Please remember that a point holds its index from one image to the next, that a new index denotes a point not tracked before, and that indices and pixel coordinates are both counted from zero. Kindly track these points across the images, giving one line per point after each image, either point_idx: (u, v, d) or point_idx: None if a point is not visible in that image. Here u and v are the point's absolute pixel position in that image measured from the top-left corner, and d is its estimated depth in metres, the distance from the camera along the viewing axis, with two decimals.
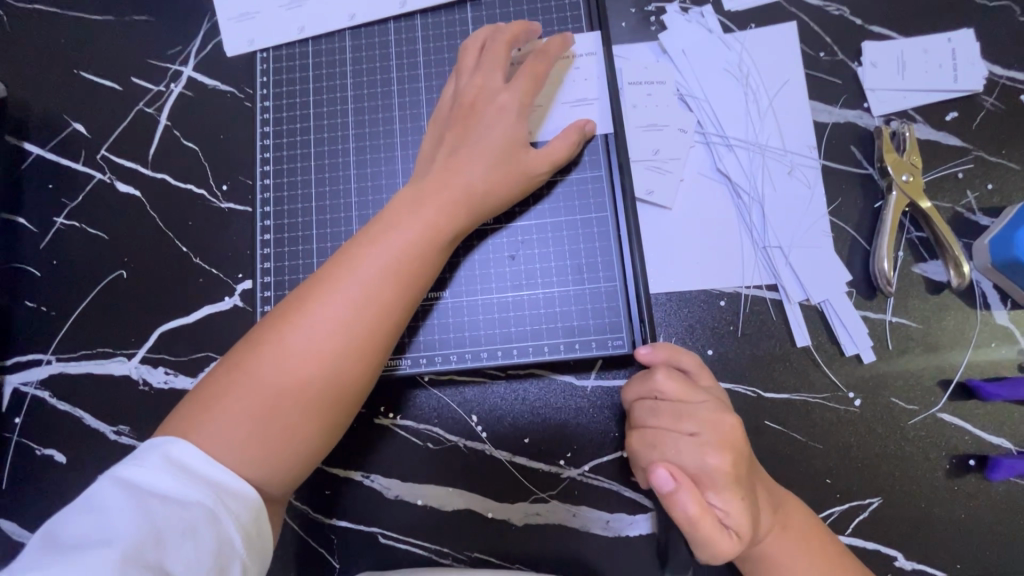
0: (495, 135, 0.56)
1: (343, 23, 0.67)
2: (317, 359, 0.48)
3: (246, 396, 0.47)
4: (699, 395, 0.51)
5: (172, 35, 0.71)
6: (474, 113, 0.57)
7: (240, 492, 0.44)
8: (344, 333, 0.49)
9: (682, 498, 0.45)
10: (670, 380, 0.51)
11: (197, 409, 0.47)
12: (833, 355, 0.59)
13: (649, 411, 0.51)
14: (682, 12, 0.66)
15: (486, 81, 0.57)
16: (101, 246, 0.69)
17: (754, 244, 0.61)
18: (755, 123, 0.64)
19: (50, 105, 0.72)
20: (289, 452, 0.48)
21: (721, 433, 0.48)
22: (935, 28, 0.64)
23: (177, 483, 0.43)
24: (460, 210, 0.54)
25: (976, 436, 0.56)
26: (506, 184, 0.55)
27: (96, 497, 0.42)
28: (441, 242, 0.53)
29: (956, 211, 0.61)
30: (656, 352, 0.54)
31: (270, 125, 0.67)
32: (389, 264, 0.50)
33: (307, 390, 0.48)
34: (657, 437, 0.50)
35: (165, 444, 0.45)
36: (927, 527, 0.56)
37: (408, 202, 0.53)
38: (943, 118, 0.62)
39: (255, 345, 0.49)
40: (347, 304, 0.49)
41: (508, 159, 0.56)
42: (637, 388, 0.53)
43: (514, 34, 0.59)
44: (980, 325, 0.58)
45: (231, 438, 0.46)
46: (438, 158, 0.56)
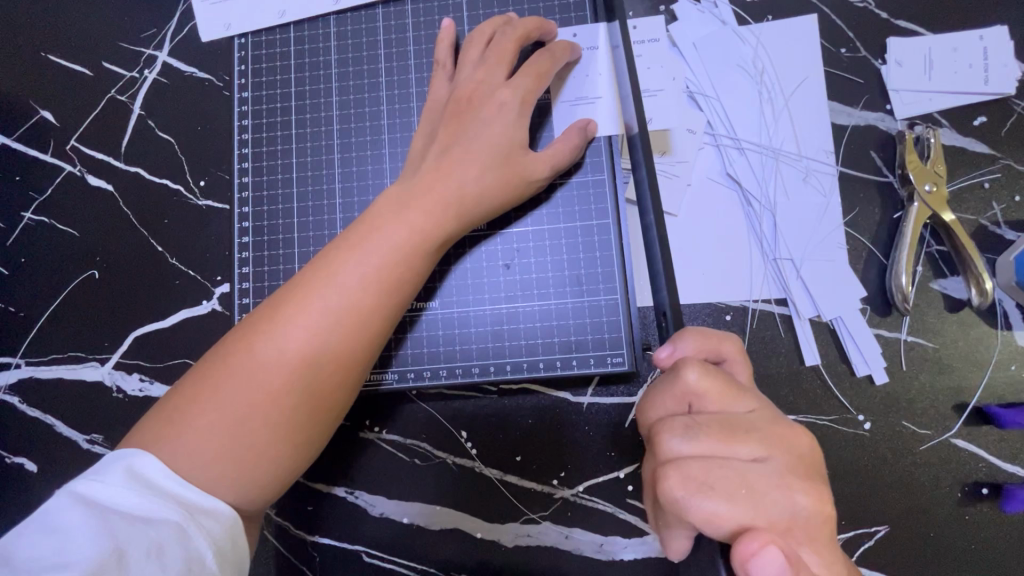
0: (492, 134, 0.51)
1: (328, 7, 0.62)
2: (291, 372, 0.44)
3: (215, 414, 0.43)
4: (744, 400, 0.39)
5: (145, 17, 0.66)
6: (471, 110, 0.52)
7: (213, 509, 0.42)
8: (321, 348, 0.45)
9: (766, 560, 0.33)
10: (707, 378, 0.39)
11: (164, 424, 0.43)
12: (844, 375, 0.56)
13: (686, 432, 0.37)
14: (693, 2, 0.61)
15: (487, 78, 0.53)
16: (72, 244, 0.65)
17: (764, 255, 0.58)
18: (768, 125, 0.59)
19: (16, 91, 0.67)
20: (259, 475, 0.44)
21: (788, 450, 0.38)
22: (966, 25, 0.59)
23: (143, 500, 0.39)
24: (449, 213, 0.50)
25: (991, 463, 0.54)
26: (501, 189, 0.51)
27: (53, 514, 0.39)
28: (427, 248, 0.49)
29: (980, 224, 0.57)
30: (686, 343, 0.41)
31: (250, 118, 0.63)
32: (371, 273, 0.47)
33: (279, 408, 0.44)
34: (719, 479, 0.36)
35: (127, 458, 0.41)
36: (935, 558, 0.53)
37: (394, 203, 0.49)
38: (971, 123, 0.58)
39: (226, 355, 0.45)
40: (325, 314, 0.45)
41: (502, 162, 0.51)
42: (666, 399, 0.40)
43: (521, 35, 0.54)
44: (1001, 346, 0.55)
45: (196, 461, 0.42)
46: (428, 157, 0.52)
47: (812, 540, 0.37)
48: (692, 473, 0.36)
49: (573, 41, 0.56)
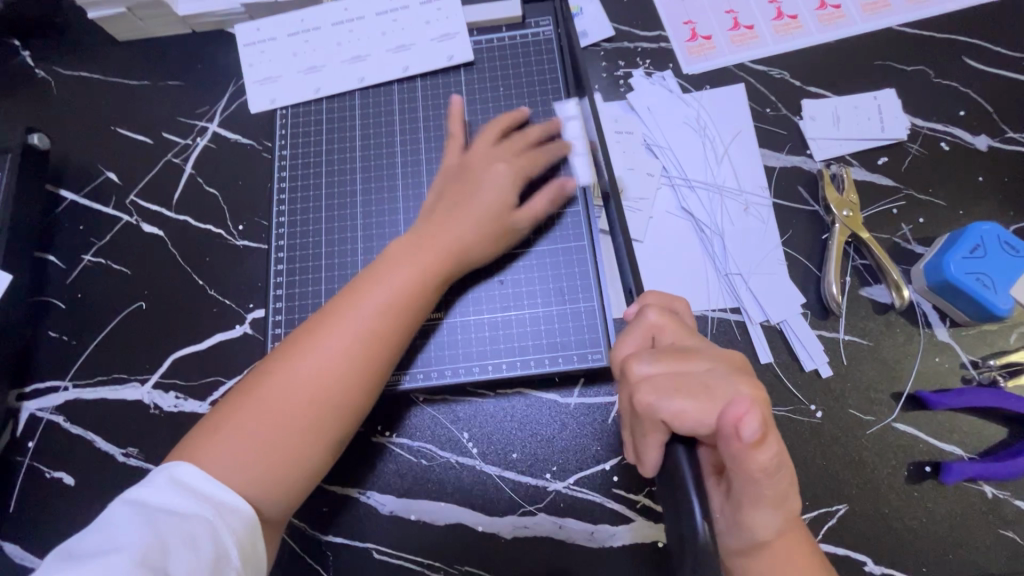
0: (488, 193, 0.64)
1: (354, 85, 0.77)
2: (321, 390, 0.53)
3: (254, 425, 0.51)
4: (696, 337, 0.47)
5: (200, 97, 0.81)
6: (473, 176, 0.65)
7: (239, 511, 0.48)
8: (345, 368, 0.54)
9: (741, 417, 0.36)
10: (663, 316, 0.47)
11: (208, 432, 0.51)
12: (794, 371, 0.64)
13: (649, 356, 0.44)
14: (646, 77, 0.77)
15: (484, 151, 0.67)
16: (124, 280, 0.75)
17: (717, 271, 0.69)
18: (713, 168, 0.72)
19: (87, 157, 0.80)
20: (288, 482, 0.52)
21: (730, 362, 0.44)
22: (862, 89, 0.75)
23: (181, 500, 0.46)
24: (450, 258, 0.61)
25: (930, 444, 0.61)
26: (493, 239, 0.63)
27: (107, 517, 0.46)
28: (433, 288, 0.59)
29: (893, 241, 0.68)
30: (648, 298, 0.51)
31: (286, 172, 0.76)
32: (387, 303, 0.57)
33: (312, 417, 0.53)
34: (679, 383, 0.41)
35: (171, 469, 0.48)
36: (892, 532, 0.59)
37: (407, 247, 0.60)
38: (876, 162, 0.71)
39: (261, 376, 0.54)
40: (348, 338, 0.55)
41: (494, 218, 0.63)
42: (632, 338, 0.48)
43: (505, 122, 0.69)
44: (924, 342, 0.64)
45: (237, 464, 0.50)
46: (435, 213, 0.63)
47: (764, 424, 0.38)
48: (657, 383, 0.42)
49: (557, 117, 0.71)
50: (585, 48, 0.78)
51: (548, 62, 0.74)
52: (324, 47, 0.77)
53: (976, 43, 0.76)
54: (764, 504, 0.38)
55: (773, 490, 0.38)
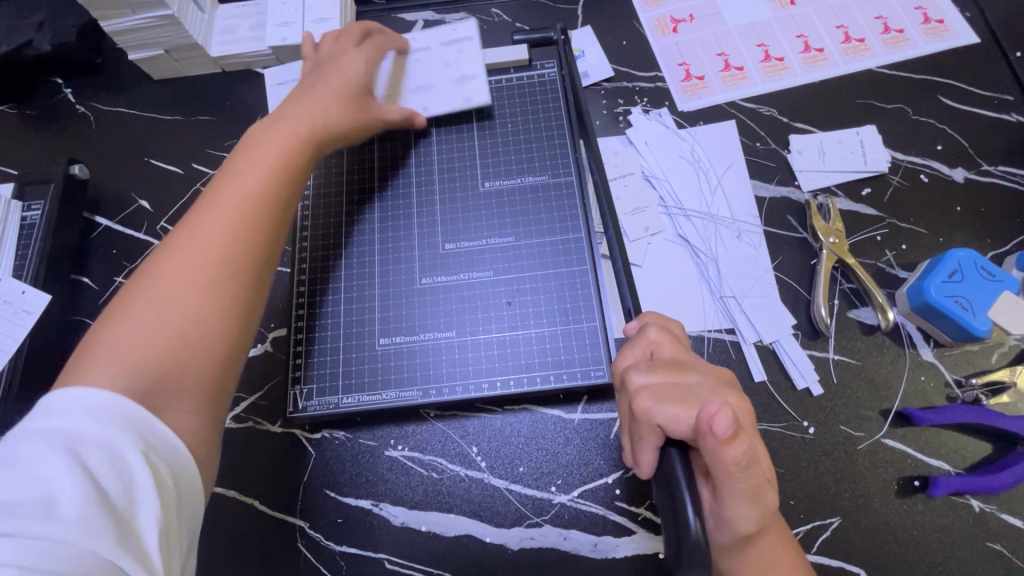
0: (334, 78, 0.70)
1: None
2: (185, 261, 0.53)
3: (180, 243, 0.54)
4: (690, 353, 0.51)
5: (230, 131, 0.87)
6: (327, 62, 0.73)
7: (159, 433, 0.45)
8: (198, 242, 0.54)
9: (717, 417, 0.40)
10: (663, 334, 0.52)
11: (129, 294, 0.51)
12: (787, 389, 0.68)
13: (647, 368, 0.48)
14: (643, 113, 0.82)
15: (338, 42, 0.75)
16: None
17: (712, 294, 0.73)
18: (707, 197, 0.77)
19: (122, 187, 0.86)
20: (175, 360, 0.49)
21: (720, 378, 0.49)
22: (845, 125, 0.80)
23: (97, 425, 0.42)
24: (314, 113, 0.67)
25: (918, 459, 0.64)
26: (316, 144, 0.66)
27: (8, 452, 0.40)
28: (306, 139, 0.65)
29: (878, 266, 0.73)
30: (647, 318, 0.56)
31: None
32: (263, 166, 0.60)
33: (226, 256, 0.54)
34: (673, 393, 0.46)
35: (59, 392, 0.44)
36: (883, 544, 0.61)
37: (265, 123, 0.66)
38: (860, 192, 0.76)
39: (144, 272, 0.52)
40: (195, 233, 0.54)
41: (327, 113, 0.68)
42: (634, 352, 0.52)
43: (377, 40, 0.76)
44: (910, 361, 0.68)
45: (160, 310, 0.50)
46: (254, 137, 0.64)
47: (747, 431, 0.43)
48: (653, 391, 0.46)
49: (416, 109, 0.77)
50: (587, 87, 0.84)
51: (553, 99, 0.80)
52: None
53: (950, 83, 0.81)
54: (742, 498, 0.42)
55: (747, 485, 0.42)
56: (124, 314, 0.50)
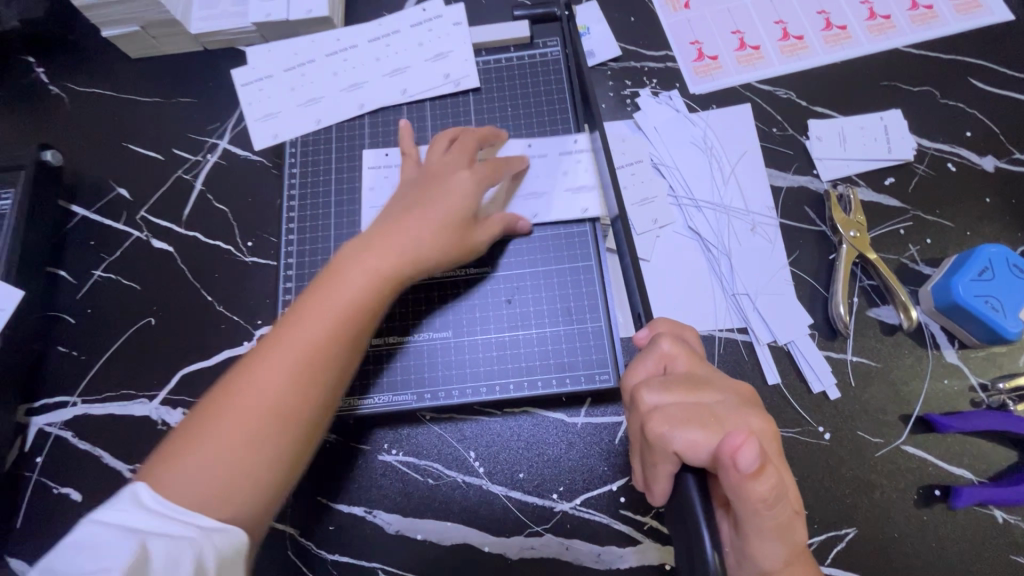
0: (449, 206, 0.60)
1: (355, 112, 0.76)
2: (268, 408, 0.49)
3: (275, 444, 0.48)
4: (706, 365, 0.47)
5: (211, 115, 0.82)
6: (434, 183, 0.61)
7: (227, 529, 0.43)
8: (285, 385, 0.49)
9: (743, 448, 0.36)
10: (677, 345, 0.47)
11: (210, 413, 0.48)
12: (802, 392, 0.64)
13: (659, 386, 0.45)
14: (652, 96, 0.77)
15: (448, 161, 0.63)
16: (134, 296, 0.75)
17: (724, 291, 0.69)
18: (720, 188, 0.73)
19: (99, 174, 0.81)
20: (243, 496, 0.47)
21: (740, 395, 0.45)
22: (868, 109, 0.75)
23: (171, 523, 0.42)
24: (410, 261, 0.57)
25: (939, 467, 0.61)
26: (452, 247, 0.59)
27: (84, 538, 0.40)
28: (387, 284, 0.56)
29: (901, 262, 0.68)
30: (659, 325, 0.49)
31: (295, 189, 0.75)
32: (353, 292, 0.53)
33: (257, 439, 0.48)
34: (691, 414, 0.42)
35: (142, 491, 0.43)
36: (901, 557, 0.59)
37: (356, 254, 0.56)
38: (882, 182, 0.71)
39: (207, 409, 0.48)
40: (293, 354, 0.50)
41: (458, 226, 0.60)
42: (645, 366, 0.48)
43: (495, 163, 0.64)
44: (933, 363, 0.64)
45: (221, 450, 0.47)
46: (388, 218, 0.59)
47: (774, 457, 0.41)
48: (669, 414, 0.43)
49: (524, 150, 0.69)
50: (592, 68, 0.79)
51: (556, 82, 0.75)
52: (322, 78, 0.77)
53: (981, 65, 0.76)
54: (768, 534, 0.39)
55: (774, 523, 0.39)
56: (193, 452, 0.46)
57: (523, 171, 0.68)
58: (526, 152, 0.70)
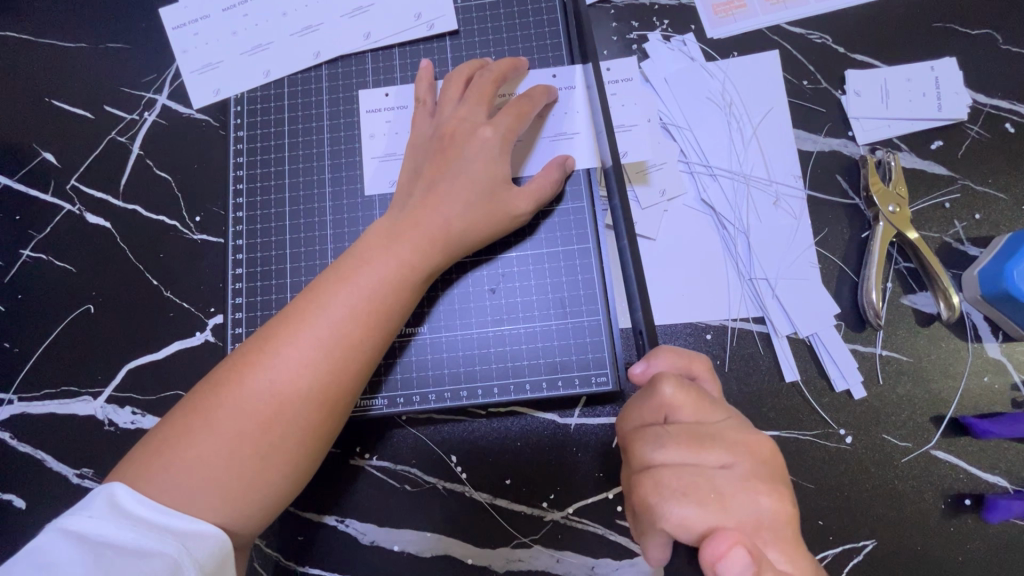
0: (472, 176, 0.54)
1: (309, 62, 0.65)
2: (276, 411, 0.45)
3: (288, 445, 0.45)
4: (714, 411, 0.42)
5: (145, 64, 0.70)
6: (455, 147, 0.55)
7: (206, 537, 0.41)
8: (295, 390, 0.46)
9: (731, 563, 0.35)
10: (682, 391, 0.41)
11: (207, 407, 0.45)
12: (823, 391, 0.57)
13: (657, 442, 0.40)
14: (663, 41, 0.65)
15: (468, 115, 0.56)
16: (69, 279, 0.66)
17: (740, 275, 0.60)
18: (739, 153, 0.63)
19: (20, 135, 0.70)
20: (249, 499, 0.44)
21: (749, 454, 0.41)
22: (916, 57, 0.64)
23: (141, 535, 0.39)
24: (435, 248, 0.52)
25: (972, 475, 0.55)
26: (486, 224, 0.54)
27: (46, 550, 0.38)
28: (415, 281, 0.51)
29: (944, 241, 0.60)
30: (660, 359, 0.44)
31: (244, 155, 0.65)
32: (374, 291, 0.49)
33: (271, 447, 0.45)
34: (689, 484, 0.39)
35: (113, 494, 0.41)
36: (923, 571, 0.54)
37: (381, 240, 0.51)
38: (928, 146, 0.61)
39: (200, 408, 0.45)
40: (310, 346, 0.46)
41: (486, 196, 0.54)
42: (644, 412, 0.42)
43: (520, 108, 0.55)
44: (972, 359, 0.57)
45: (230, 449, 0.44)
46: (416, 194, 0.54)
47: (779, 540, 0.39)
48: (664, 479, 0.39)
49: (551, 83, 0.59)
50: (592, 5, 0.66)
51: (549, 24, 0.63)
52: (267, 21, 0.66)
53: None
54: None
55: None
56: (191, 449, 0.43)
57: (550, 104, 0.59)
58: (553, 84, 0.60)
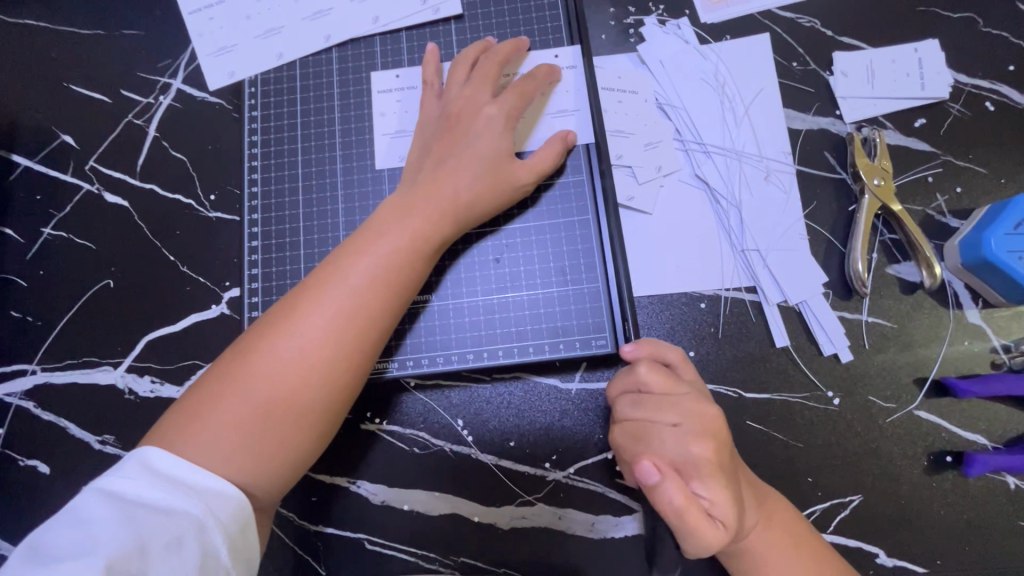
0: (477, 151, 0.57)
1: (320, 45, 0.68)
2: (303, 371, 0.48)
3: (314, 406, 0.48)
4: (681, 386, 0.51)
5: (160, 49, 0.72)
6: (461, 125, 0.58)
7: (230, 497, 0.44)
8: (320, 353, 0.48)
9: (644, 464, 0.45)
10: (653, 372, 0.51)
11: (233, 373, 0.48)
12: (812, 355, 0.60)
13: (626, 404, 0.51)
14: (659, 25, 0.68)
15: (472, 96, 0.59)
16: (89, 256, 0.69)
17: (732, 247, 0.63)
18: (732, 131, 0.65)
19: (39, 118, 0.72)
20: (279, 457, 0.47)
21: (703, 422, 0.48)
22: (900, 39, 0.67)
23: (169, 494, 0.42)
24: (445, 220, 0.55)
25: (953, 433, 0.57)
26: (493, 195, 0.56)
27: (83, 508, 0.41)
28: (427, 250, 0.54)
29: (926, 214, 0.62)
30: (639, 348, 0.53)
31: (258, 134, 0.67)
32: (391, 260, 0.52)
33: (299, 408, 0.48)
34: (641, 431, 0.49)
35: (144, 457, 0.43)
36: (906, 524, 0.56)
37: (393, 213, 0.54)
38: (912, 124, 0.64)
39: (227, 373, 0.48)
40: (331, 312, 0.49)
41: (493, 169, 0.56)
42: (624, 382, 0.52)
43: (524, 87, 0.59)
44: (953, 324, 0.60)
45: (259, 410, 0.47)
46: (425, 169, 0.57)
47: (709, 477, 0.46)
48: (625, 427, 0.51)
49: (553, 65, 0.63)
50: None
51: (550, 7, 0.65)
52: (279, 6, 0.69)
53: None
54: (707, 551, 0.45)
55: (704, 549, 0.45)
56: (222, 411, 0.46)
57: (553, 83, 0.62)
58: (555, 63, 0.63)
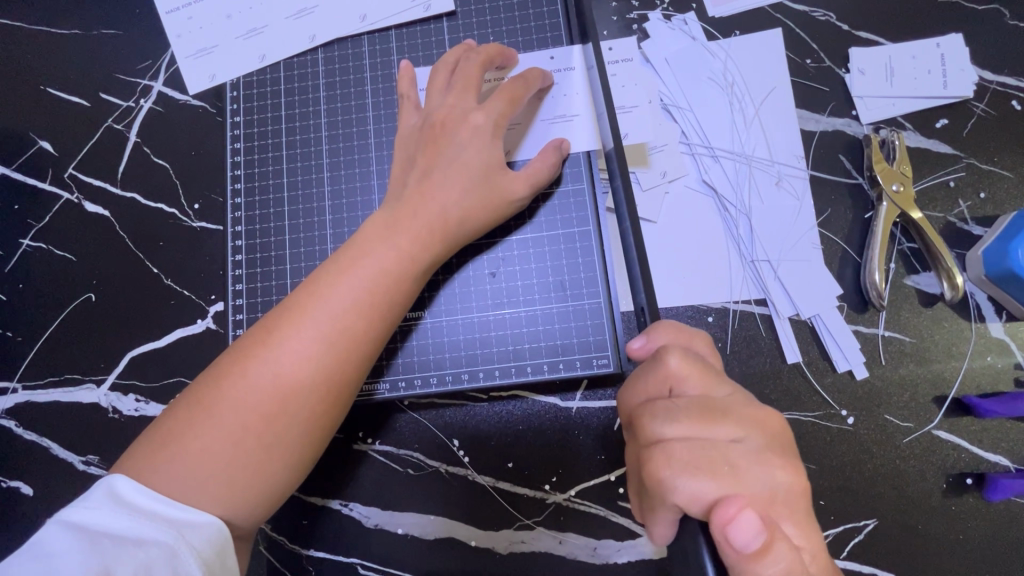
0: (465, 163, 0.53)
1: (305, 45, 0.64)
2: (282, 398, 0.45)
3: (291, 437, 0.46)
4: (723, 384, 0.40)
5: (140, 50, 0.69)
6: (444, 135, 0.54)
7: (203, 524, 0.41)
8: (299, 380, 0.45)
9: (743, 523, 0.33)
10: (688, 362, 0.39)
11: (210, 398, 0.45)
12: (825, 371, 0.57)
13: (666, 415, 0.38)
14: (664, 20, 0.64)
15: (458, 103, 0.55)
16: (70, 268, 0.66)
17: (741, 258, 0.60)
18: (740, 134, 0.62)
19: (15, 123, 0.69)
20: (254, 491, 0.45)
21: (763, 428, 0.38)
22: (921, 33, 0.63)
23: (138, 523, 0.40)
24: (435, 237, 0.52)
25: (974, 454, 0.55)
26: (484, 209, 0.53)
27: (46, 542, 0.39)
28: (413, 270, 0.51)
29: (947, 221, 0.59)
30: (660, 334, 0.43)
31: (241, 141, 0.64)
32: (376, 282, 0.49)
33: (275, 438, 0.45)
34: (702, 458, 0.36)
35: (110, 485, 0.41)
36: (923, 550, 0.54)
37: (380, 229, 0.51)
38: (933, 125, 0.61)
39: (203, 399, 0.45)
40: (313, 337, 0.46)
41: (481, 182, 0.53)
42: (647, 384, 0.40)
43: (512, 91, 0.54)
44: (975, 338, 0.57)
45: (232, 440, 0.44)
46: (410, 182, 0.53)
47: (795, 513, 0.37)
48: (676, 453, 0.36)
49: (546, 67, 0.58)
50: None
51: (548, 3, 0.62)
52: (262, 4, 0.65)
53: None
54: None
55: None
56: (194, 440, 0.44)
57: (547, 87, 0.58)
58: (549, 65, 0.59)
